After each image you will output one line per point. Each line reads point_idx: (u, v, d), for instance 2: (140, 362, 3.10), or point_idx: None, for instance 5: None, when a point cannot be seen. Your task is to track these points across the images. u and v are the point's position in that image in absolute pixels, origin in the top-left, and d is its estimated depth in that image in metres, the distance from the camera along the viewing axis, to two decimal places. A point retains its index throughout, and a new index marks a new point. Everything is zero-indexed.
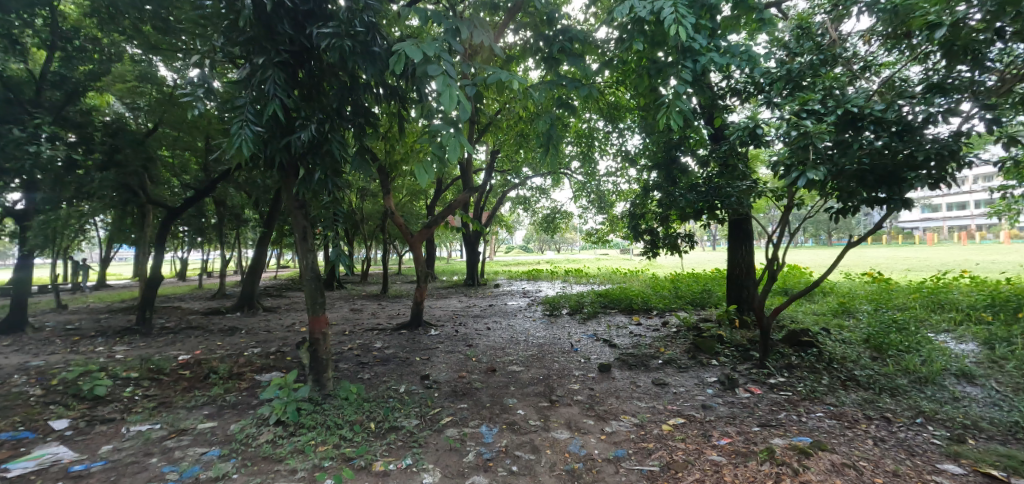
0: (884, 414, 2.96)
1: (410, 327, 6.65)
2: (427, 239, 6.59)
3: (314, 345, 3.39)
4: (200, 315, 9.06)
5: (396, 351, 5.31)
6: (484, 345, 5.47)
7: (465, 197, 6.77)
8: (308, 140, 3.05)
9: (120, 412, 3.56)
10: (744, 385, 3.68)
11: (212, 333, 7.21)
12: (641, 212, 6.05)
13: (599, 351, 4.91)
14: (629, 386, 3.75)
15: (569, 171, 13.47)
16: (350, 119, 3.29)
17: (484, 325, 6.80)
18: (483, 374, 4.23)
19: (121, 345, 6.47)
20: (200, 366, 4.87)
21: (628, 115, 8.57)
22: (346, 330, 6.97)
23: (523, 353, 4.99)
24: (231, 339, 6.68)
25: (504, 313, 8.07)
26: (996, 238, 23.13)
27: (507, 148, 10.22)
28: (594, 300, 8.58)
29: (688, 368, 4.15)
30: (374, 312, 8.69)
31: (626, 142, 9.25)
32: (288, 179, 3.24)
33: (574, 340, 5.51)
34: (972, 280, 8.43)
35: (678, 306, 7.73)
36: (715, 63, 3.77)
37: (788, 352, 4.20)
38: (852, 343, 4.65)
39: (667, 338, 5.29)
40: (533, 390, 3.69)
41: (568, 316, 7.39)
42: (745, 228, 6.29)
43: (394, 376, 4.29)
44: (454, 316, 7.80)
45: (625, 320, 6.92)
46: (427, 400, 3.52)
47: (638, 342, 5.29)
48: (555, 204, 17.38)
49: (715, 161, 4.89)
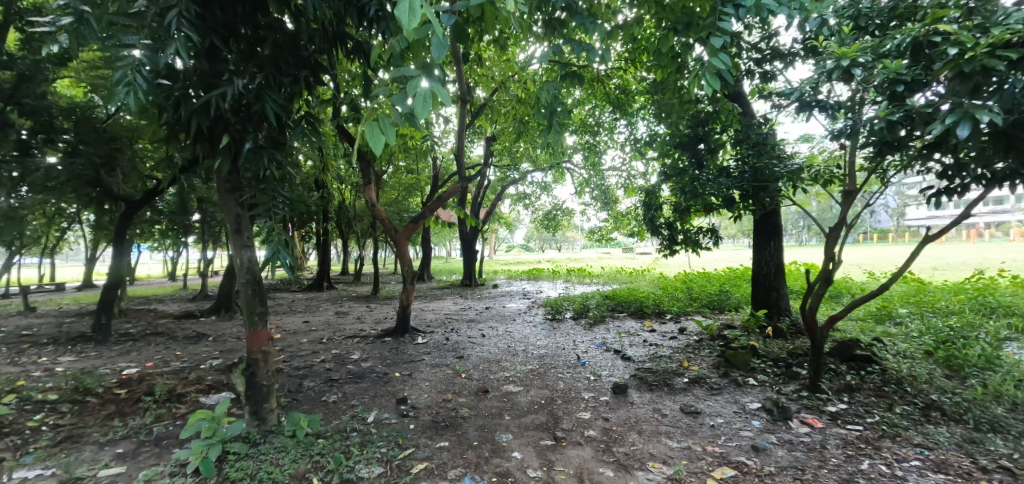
0: (1003, 464, 2.22)
1: (396, 334, 5.91)
2: (413, 236, 5.80)
3: (252, 367, 2.65)
4: (171, 320, 8.32)
5: (373, 364, 4.57)
6: (476, 357, 4.72)
7: (458, 187, 5.95)
8: (232, 98, 2.30)
9: (11, 451, 2.82)
10: (798, 415, 2.93)
11: (176, 340, 6.47)
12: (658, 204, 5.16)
13: (611, 366, 4.15)
14: (653, 415, 3.01)
15: (571, 165, 12.71)
16: (291, 72, 2.52)
17: (479, 332, 6.05)
18: (473, 397, 3.48)
19: (68, 356, 5.71)
20: (139, 384, 4.12)
21: (638, 100, 7.82)
22: (323, 337, 6.20)
23: (522, 368, 4.24)
24: (194, 348, 5.93)
25: (501, 316, 7.32)
26: (1006, 236, 22.42)
27: (506, 139, 9.47)
28: (600, 302, 7.82)
29: (723, 390, 3.40)
30: (359, 316, 7.93)
31: (634, 131, 8.50)
32: (212, 151, 2.47)
33: (581, 351, 4.76)
34: (1016, 280, 7.65)
35: (693, 309, 6.97)
36: (763, 10, 3.01)
37: (843, 370, 3.47)
38: (914, 355, 3.88)
39: (689, 350, 4.54)
40: (534, 421, 2.95)
41: (572, 321, 6.64)
42: (773, 222, 5.55)
43: (365, 399, 3.54)
44: (446, 320, 7.05)
45: (635, 326, 6.16)
46: (398, 436, 2.77)
47: (655, 354, 4.55)
48: (556, 201, 16.65)
49: (749, 142, 4.14)
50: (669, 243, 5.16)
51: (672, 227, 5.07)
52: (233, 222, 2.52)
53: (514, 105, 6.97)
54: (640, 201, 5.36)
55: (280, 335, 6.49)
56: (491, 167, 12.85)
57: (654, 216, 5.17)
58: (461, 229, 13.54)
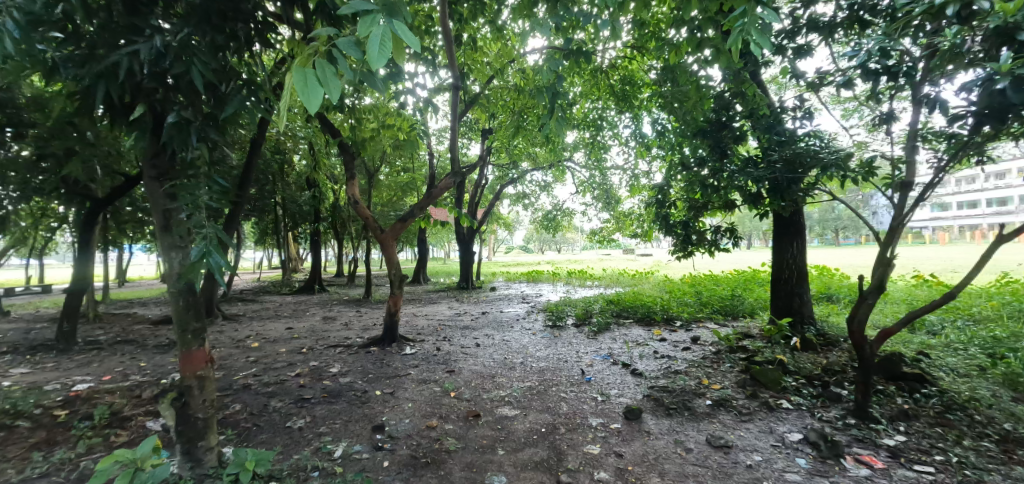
0: None
1: (382, 343, 5.40)
2: (400, 236, 5.26)
3: (186, 396, 2.15)
4: (147, 326, 7.83)
5: (353, 380, 4.08)
6: (468, 371, 4.22)
7: (451, 181, 5.39)
8: (149, 60, 1.84)
9: None
10: (850, 450, 2.45)
11: (146, 349, 5.97)
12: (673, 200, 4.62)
13: (621, 384, 3.66)
14: (675, 449, 2.52)
15: (572, 163, 12.23)
16: (229, 33, 2.05)
17: (473, 341, 5.56)
18: (463, 423, 2.99)
19: (22, 367, 5.22)
20: (83, 403, 3.62)
21: (644, 92, 7.34)
22: (304, 346, 5.70)
23: (519, 385, 3.75)
24: (162, 358, 5.43)
25: (498, 323, 6.82)
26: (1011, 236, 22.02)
27: (504, 135, 8.99)
28: (604, 307, 7.34)
29: (754, 416, 2.92)
30: (346, 322, 7.42)
31: (639, 125, 8.02)
32: (133, 130, 2.01)
33: (585, 364, 4.27)
34: None
35: (705, 316, 6.46)
36: None
37: (893, 393, 2.99)
38: (970, 372, 3.39)
39: (706, 364, 4.05)
40: (533, 458, 2.45)
41: (574, 328, 6.12)
42: (794, 221, 5.06)
43: (335, 426, 3.04)
44: (438, 327, 6.53)
45: (643, 334, 5.67)
46: (366, 479, 2.27)
47: (668, 368, 4.06)
48: (556, 201, 16.17)
49: (778, 131, 3.65)
50: (685, 243, 4.62)
51: (688, 225, 4.52)
52: (161, 217, 2.03)
53: (514, 95, 6.49)
54: (650, 198, 4.86)
55: (258, 344, 5.97)
56: (489, 165, 12.38)
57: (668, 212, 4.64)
58: (458, 230, 13.04)
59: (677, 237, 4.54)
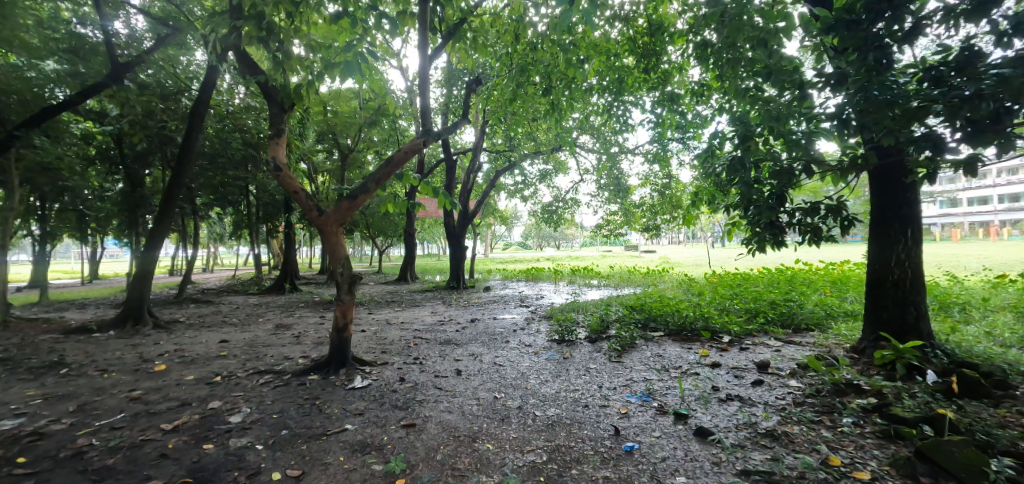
0: None
1: (326, 370, 3.87)
2: (346, 221, 3.68)
3: None
4: (54, 335, 6.28)
5: (253, 442, 2.57)
6: (437, 425, 2.73)
7: (423, 141, 3.81)
8: None
9: None
10: None
11: (12, 372, 4.41)
12: (753, 160, 3.05)
13: (687, 463, 2.16)
14: None
15: (577, 144, 10.67)
16: None
17: (453, 365, 4.03)
18: None
19: None
20: None
21: (678, 40, 5.78)
22: (225, 370, 4.19)
23: (518, 463, 2.24)
24: (14, 389, 3.85)
25: (489, 336, 5.29)
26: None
27: (500, 107, 7.44)
28: (625, 314, 5.78)
29: None
30: (300, 333, 5.87)
31: (666, 88, 6.48)
32: None
33: (618, 414, 2.78)
34: None
35: (758, 329, 4.93)
36: None
37: None
38: None
39: (814, 420, 2.56)
40: None
41: (589, 345, 4.60)
42: (895, 196, 3.60)
43: None
44: (410, 342, 4.99)
45: (684, 356, 4.16)
46: None
47: (753, 423, 2.56)
48: (558, 190, 14.59)
49: (996, 26, 1.98)
50: (772, 229, 3.03)
51: (782, 200, 2.93)
52: None
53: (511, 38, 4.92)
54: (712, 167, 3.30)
55: (166, 366, 4.43)
56: (481, 147, 10.83)
57: (745, 179, 3.09)
58: (448, 221, 11.48)
59: (761, 218, 2.96)
